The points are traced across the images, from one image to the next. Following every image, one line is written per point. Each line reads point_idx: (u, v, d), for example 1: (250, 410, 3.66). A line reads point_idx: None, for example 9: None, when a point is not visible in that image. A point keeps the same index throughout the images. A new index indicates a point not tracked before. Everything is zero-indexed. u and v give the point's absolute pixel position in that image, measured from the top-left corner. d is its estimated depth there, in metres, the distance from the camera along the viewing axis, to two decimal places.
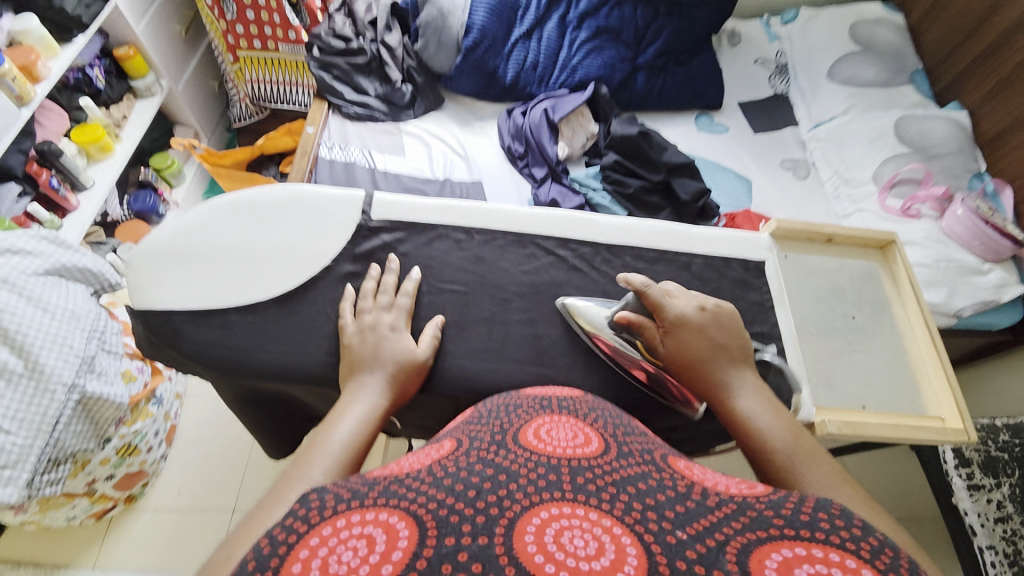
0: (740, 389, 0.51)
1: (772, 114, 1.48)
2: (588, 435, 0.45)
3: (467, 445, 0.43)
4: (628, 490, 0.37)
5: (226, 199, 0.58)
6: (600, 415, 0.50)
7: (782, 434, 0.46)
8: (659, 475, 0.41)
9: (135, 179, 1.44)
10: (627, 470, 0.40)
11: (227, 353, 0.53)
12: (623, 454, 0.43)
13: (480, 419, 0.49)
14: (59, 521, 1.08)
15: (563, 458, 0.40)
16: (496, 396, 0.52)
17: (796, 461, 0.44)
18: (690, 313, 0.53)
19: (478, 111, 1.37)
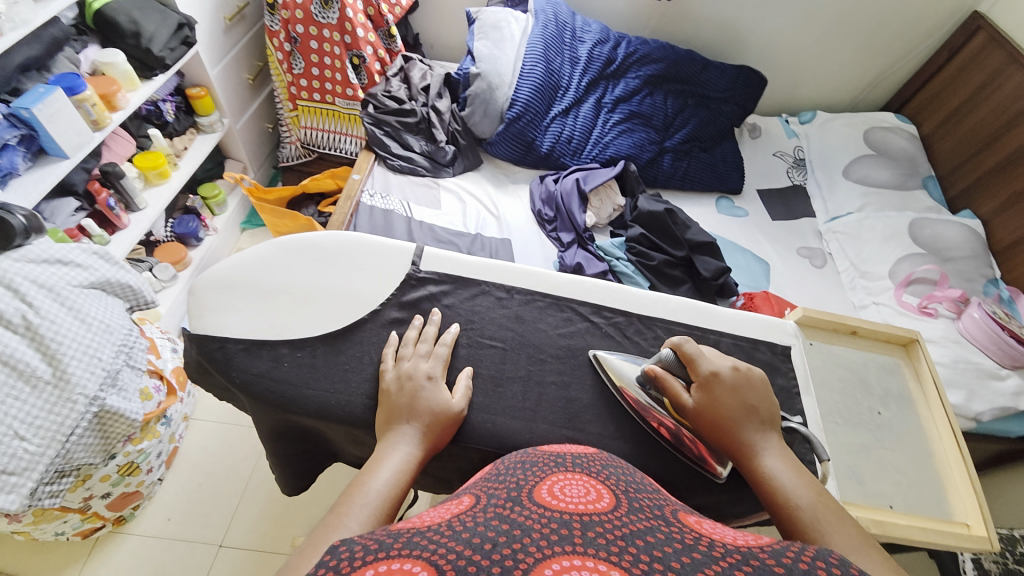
0: (763, 448, 0.52)
1: (791, 203, 1.55)
2: (599, 492, 0.43)
3: (480, 501, 0.40)
4: (640, 543, 0.34)
5: (290, 239, 0.63)
6: (612, 471, 0.48)
7: (806, 493, 0.48)
8: (670, 531, 0.38)
9: (183, 205, 1.52)
10: (638, 525, 0.37)
11: (272, 385, 0.55)
12: (636, 511, 0.40)
13: (494, 476, 0.47)
14: (46, 536, 1.04)
15: (575, 514, 0.38)
16: (511, 457, 0.52)
17: (821, 520, 0.45)
18: (726, 373, 0.55)
19: (513, 175, 1.46)
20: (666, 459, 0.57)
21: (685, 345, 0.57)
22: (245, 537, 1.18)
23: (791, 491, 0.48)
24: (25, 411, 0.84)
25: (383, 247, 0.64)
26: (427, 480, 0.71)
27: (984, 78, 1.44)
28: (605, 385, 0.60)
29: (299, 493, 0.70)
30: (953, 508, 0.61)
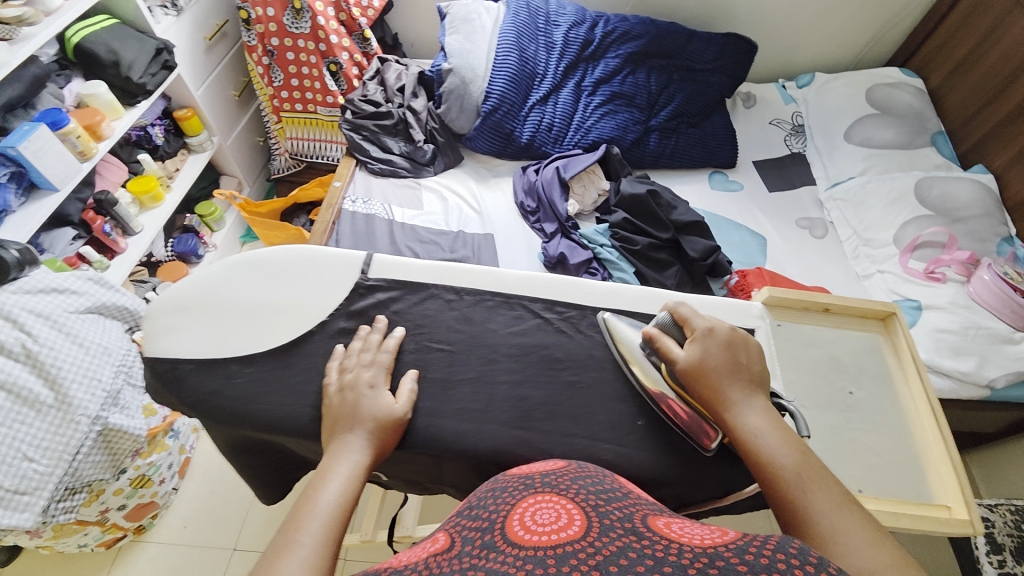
0: (750, 408, 0.50)
1: (788, 173, 1.48)
2: (571, 515, 0.40)
3: (454, 547, 0.39)
4: (615, 568, 0.33)
5: (242, 257, 0.64)
6: (581, 484, 0.46)
7: (787, 452, 0.47)
8: (645, 543, 0.36)
9: (181, 224, 1.57)
10: (613, 545, 0.36)
11: (223, 401, 0.56)
12: (608, 528, 0.38)
13: (463, 517, 0.45)
14: (70, 548, 1.11)
15: (549, 546, 0.36)
16: (482, 487, 0.50)
17: (804, 481, 0.45)
18: (722, 332, 0.55)
19: (495, 168, 1.45)
20: (626, 459, 0.55)
21: (681, 308, 0.58)
22: (256, 539, 1.23)
23: (776, 452, 0.47)
24: (31, 434, 0.90)
25: (335, 257, 0.65)
26: (398, 483, 0.72)
27: (991, 23, 1.34)
28: (558, 381, 0.59)
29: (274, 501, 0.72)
30: (935, 491, 0.61)
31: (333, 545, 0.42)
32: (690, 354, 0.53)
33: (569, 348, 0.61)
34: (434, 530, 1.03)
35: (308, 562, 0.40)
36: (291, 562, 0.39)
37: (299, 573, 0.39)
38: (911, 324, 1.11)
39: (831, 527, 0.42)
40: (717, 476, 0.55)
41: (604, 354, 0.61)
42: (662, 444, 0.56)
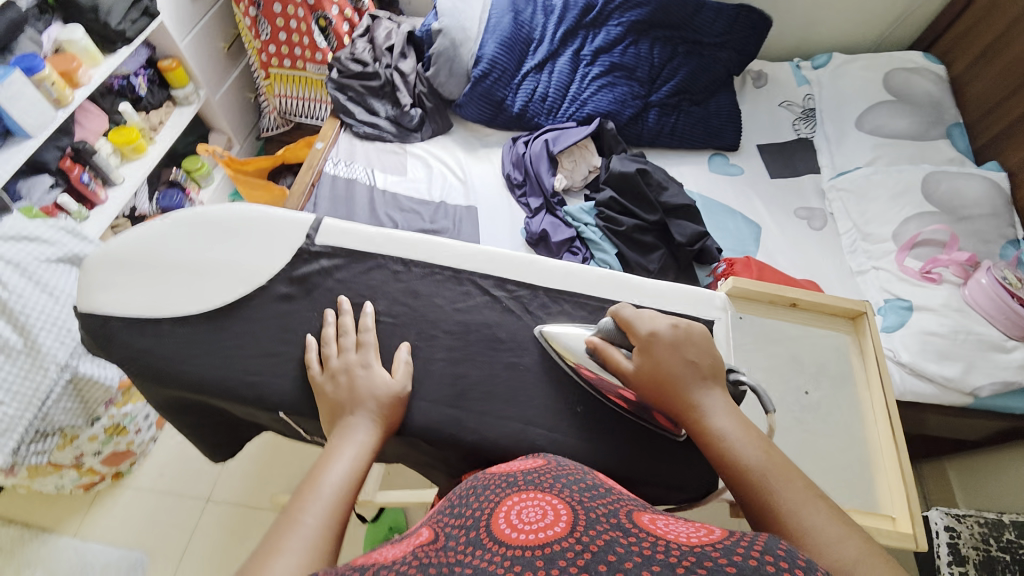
0: (711, 407, 0.48)
1: (793, 159, 1.41)
2: (558, 511, 0.38)
3: (438, 543, 0.38)
4: (603, 568, 0.31)
5: (185, 213, 0.62)
6: (564, 480, 0.44)
7: (753, 450, 0.46)
8: (631, 540, 0.34)
9: (166, 178, 1.54)
10: (599, 540, 0.34)
11: (153, 361, 0.55)
12: (596, 522, 0.36)
13: (448, 513, 0.43)
14: (48, 488, 1.12)
15: (538, 545, 0.34)
16: (463, 484, 0.48)
17: (772, 478, 0.44)
18: (665, 331, 0.51)
19: (484, 138, 1.40)
20: (556, 444, 0.53)
21: (622, 310, 0.54)
22: (232, 492, 1.22)
23: (741, 452, 0.45)
24: (0, 377, 0.89)
25: (281, 219, 0.62)
26: None
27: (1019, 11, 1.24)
28: (498, 362, 0.57)
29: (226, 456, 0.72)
30: (882, 499, 0.63)
31: (336, 528, 0.42)
32: (639, 361, 0.50)
33: (513, 328, 0.59)
34: (395, 499, 1.04)
35: (313, 543, 0.39)
36: (296, 543, 0.39)
37: (305, 555, 0.38)
38: (900, 324, 1.06)
39: (804, 525, 0.41)
40: (649, 467, 0.54)
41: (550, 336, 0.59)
42: (597, 432, 0.54)
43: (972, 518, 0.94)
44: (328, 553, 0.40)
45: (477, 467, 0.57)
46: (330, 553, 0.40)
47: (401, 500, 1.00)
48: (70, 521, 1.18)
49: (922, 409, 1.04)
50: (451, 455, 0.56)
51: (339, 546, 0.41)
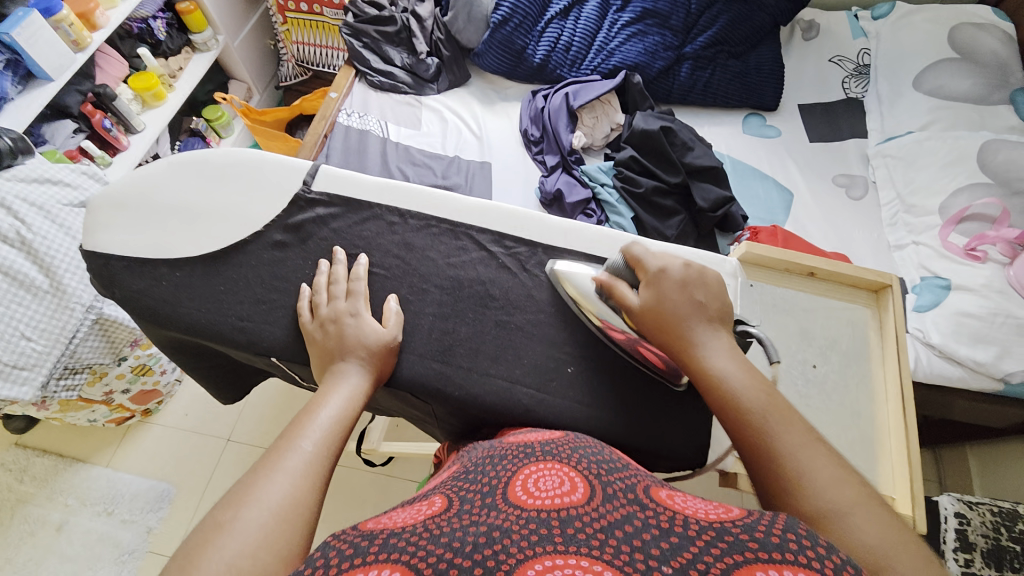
0: (713, 349, 0.46)
1: (837, 122, 1.29)
2: (575, 482, 0.38)
3: (453, 505, 0.36)
4: (620, 533, 0.31)
5: (185, 156, 0.61)
6: (583, 455, 0.43)
7: (755, 393, 0.43)
8: (649, 514, 0.33)
9: (187, 127, 1.55)
10: (616, 513, 0.33)
11: (151, 302, 0.56)
12: (613, 497, 0.36)
13: (463, 476, 0.42)
14: (81, 421, 1.20)
15: (553, 511, 0.34)
16: (479, 452, 0.46)
17: (772, 422, 0.42)
18: (675, 269, 0.50)
19: (503, 91, 1.34)
20: (542, 406, 0.52)
21: (633, 248, 0.52)
22: (248, 435, 1.29)
23: (740, 394, 0.43)
24: (29, 316, 0.93)
25: (278, 164, 0.61)
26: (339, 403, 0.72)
27: None
28: (488, 320, 0.55)
29: (237, 399, 0.75)
30: (883, 480, 0.60)
31: (332, 458, 0.42)
32: (644, 295, 0.49)
33: (507, 286, 0.57)
34: (398, 449, 1.07)
35: (309, 467, 0.39)
36: (293, 465, 0.39)
37: (302, 478, 0.38)
38: (933, 305, 0.99)
39: (801, 469, 0.39)
40: (637, 433, 0.52)
41: (545, 296, 0.57)
42: (585, 395, 0.53)
43: (986, 507, 0.91)
44: (323, 479, 0.39)
45: (464, 423, 0.56)
46: (325, 478, 0.40)
47: (404, 450, 1.04)
48: (104, 453, 1.27)
49: (947, 393, 0.98)
50: (439, 409, 0.56)
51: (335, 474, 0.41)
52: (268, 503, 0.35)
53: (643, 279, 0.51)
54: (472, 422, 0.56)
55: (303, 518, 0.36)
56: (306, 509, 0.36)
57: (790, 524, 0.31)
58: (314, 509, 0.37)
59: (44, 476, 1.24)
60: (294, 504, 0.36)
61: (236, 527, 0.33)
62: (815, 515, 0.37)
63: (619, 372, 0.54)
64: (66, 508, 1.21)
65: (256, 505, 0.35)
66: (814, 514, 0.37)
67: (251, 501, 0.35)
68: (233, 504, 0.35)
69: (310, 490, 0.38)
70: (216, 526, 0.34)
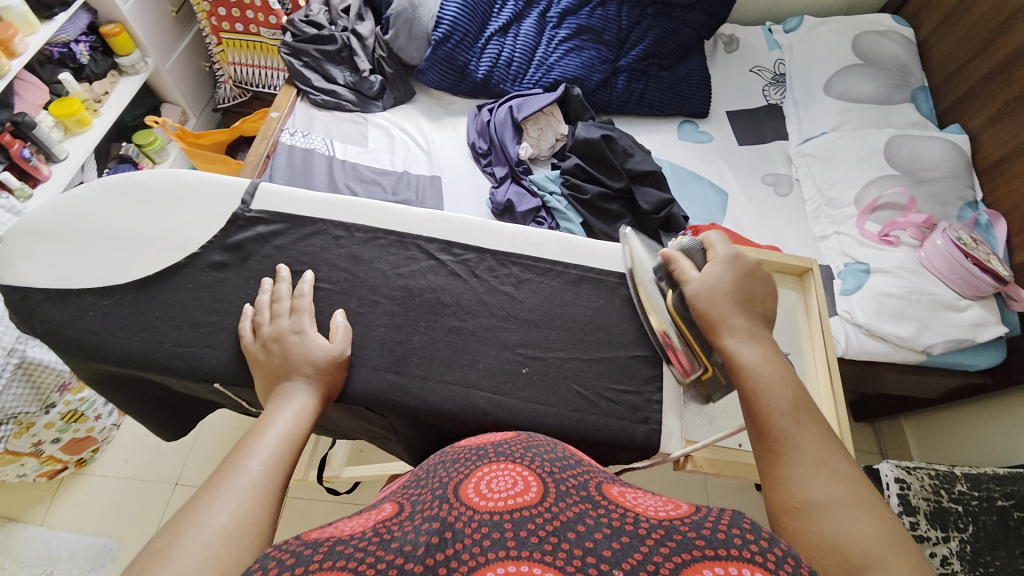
0: (751, 339, 0.51)
1: (761, 126, 1.40)
2: (528, 480, 0.39)
3: (403, 511, 0.36)
4: (572, 536, 0.32)
5: (114, 180, 0.59)
6: (536, 453, 0.44)
7: (778, 386, 0.48)
8: (601, 511, 0.35)
9: (117, 153, 1.46)
10: (569, 511, 0.35)
11: (77, 335, 0.52)
12: (566, 494, 0.37)
13: (412, 485, 0.42)
14: (9, 476, 1.08)
15: (505, 512, 0.35)
16: (429, 459, 0.46)
17: (790, 414, 0.46)
18: (742, 262, 0.54)
19: (449, 106, 1.36)
20: (500, 407, 0.53)
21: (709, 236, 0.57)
22: (199, 475, 1.21)
23: (768, 384, 0.48)
24: None
25: (214, 184, 0.60)
26: None
27: None
28: (441, 326, 0.56)
29: (181, 433, 0.70)
30: None
31: (282, 477, 0.40)
32: (703, 274, 0.53)
33: (457, 292, 0.57)
34: (361, 472, 1.04)
35: (255, 487, 0.38)
36: (240, 485, 0.37)
37: (252, 496, 0.37)
38: (857, 288, 1.07)
39: (805, 460, 0.44)
40: (593, 426, 0.53)
41: (495, 300, 0.58)
42: (541, 393, 0.54)
43: (923, 470, 0.91)
44: (274, 497, 0.38)
45: (422, 432, 0.56)
46: (277, 497, 0.39)
47: (368, 472, 1.01)
48: (36, 510, 1.15)
49: (878, 368, 1.07)
50: (396, 421, 0.55)
51: (286, 492, 0.40)
52: (212, 525, 0.34)
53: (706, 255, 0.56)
54: (430, 432, 0.56)
55: (255, 536, 0.35)
56: (257, 527, 0.35)
57: (736, 518, 0.33)
58: (268, 530, 0.36)
59: None
60: (241, 524, 0.35)
61: (173, 554, 0.32)
62: (788, 506, 0.42)
63: (572, 369, 0.55)
64: None
65: (200, 528, 0.33)
66: (786, 507, 0.42)
67: (195, 525, 0.34)
68: (174, 530, 0.33)
69: (259, 509, 0.37)
70: (152, 556, 0.32)
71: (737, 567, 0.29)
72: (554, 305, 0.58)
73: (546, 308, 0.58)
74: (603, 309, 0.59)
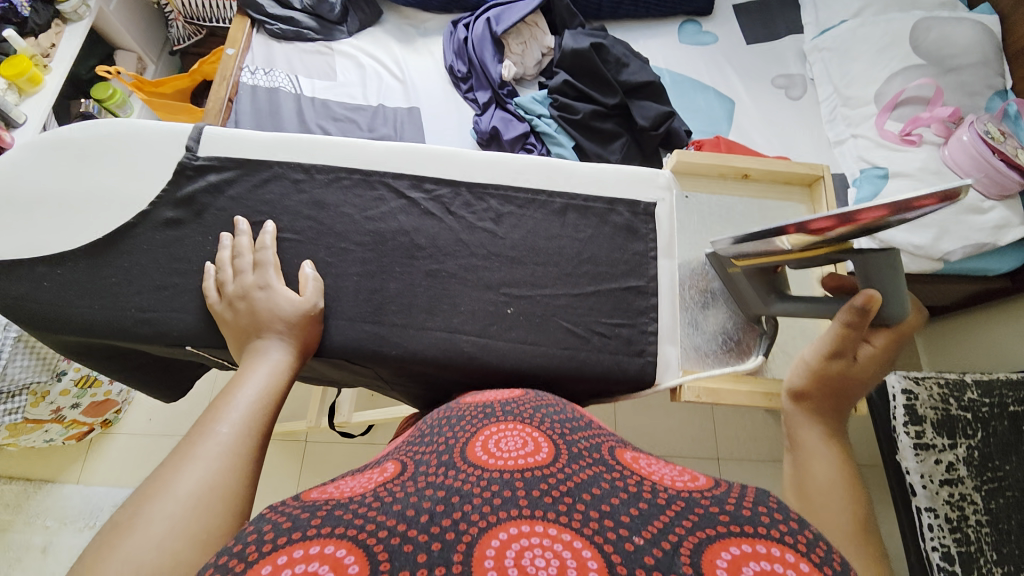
0: (823, 423, 0.42)
1: (772, 21, 1.24)
2: (538, 441, 0.37)
3: (407, 471, 0.34)
4: (588, 497, 0.31)
5: (44, 138, 0.53)
6: (546, 412, 0.41)
7: (835, 469, 0.39)
8: (615, 476, 0.33)
9: (76, 111, 1.35)
10: (583, 474, 0.33)
11: (37, 308, 0.50)
12: (579, 457, 0.35)
13: (416, 440, 0.39)
14: (37, 442, 1.10)
15: (515, 471, 0.33)
16: (434, 413, 0.43)
17: (836, 501, 0.37)
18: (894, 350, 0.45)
19: (421, 25, 1.23)
20: (486, 351, 0.50)
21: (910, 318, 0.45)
22: None
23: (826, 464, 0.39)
24: None
25: (153, 133, 0.54)
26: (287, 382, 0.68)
27: None
28: (418, 270, 0.52)
29: (181, 395, 0.70)
30: None
31: (256, 439, 0.39)
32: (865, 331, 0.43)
33: (433, 233, 0.53)
34: (371, 417, 1.06)
35: (227, 450, 0.36)
36: (208, 450, 0.36)
37: (221, 460, 0.36)
38: (873, 195, 0.99)
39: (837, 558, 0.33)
40: (586, 362, 0.51)
41: (475, 239, 0.53)
42: (529, 333, 0.51)
43: (932, 380, 0.89)
44: (246, 460, 0.37)
45: (411, 381, 0.54)
46: (251, 460, 0.37)
47: (378, 416, 1.02)
48: (71, 470, 1.18)
49: None
50: (382, 371, 0.53)
51: (261, 454, 0.39)
52: (179, 494, 0.33)
53: (879, 327, 0.45)
54: (419, 380, 0.54)
55: (227, 502, 0.33)
56: (229, 494, 0.34)
57: (760, 497, 0.31)
58: (240, 497, 0.34)
59: (12, 504, 1.16)
60: (211, 489, 0.34)
61: (143, 525, 0.31)
62: None
63: (560, 306, 0.52)
64: (47, 530, 1.13)
65: (169, 497, 0.32)
66: None
67: (162, 495, 0.32)
68: (145, 498, 0.32)
69: (230, 471, 0.35)
70: (116, 526, 0.31)
71: (766, 547, 0.27)
72: (538, 238, 0.54)
73: (530, 242, 0.53)
74: (592, 238, 0.54)
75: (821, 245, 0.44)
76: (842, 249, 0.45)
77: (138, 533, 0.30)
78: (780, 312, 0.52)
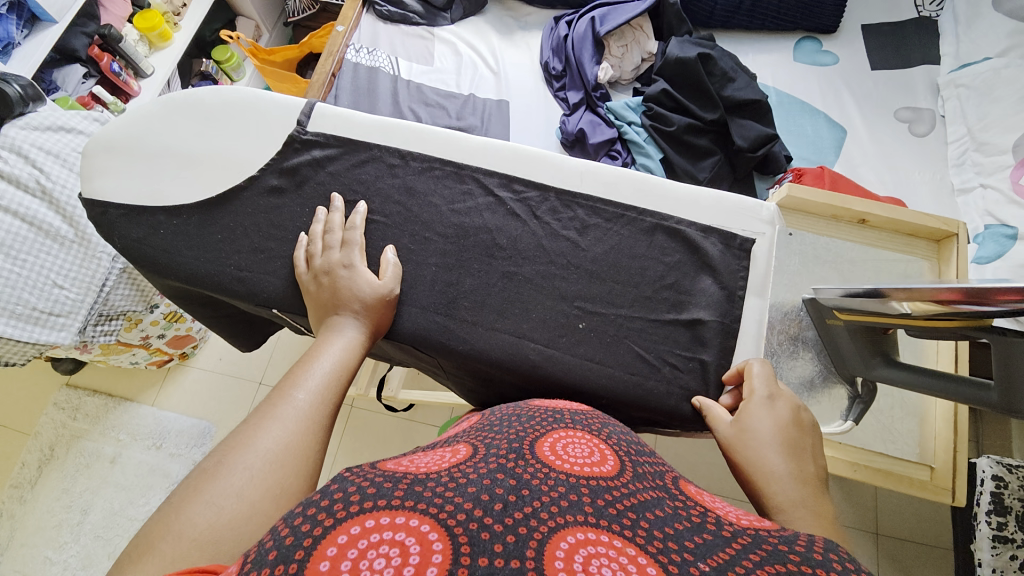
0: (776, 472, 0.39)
1: (906, 46, 1.12)
2: (604, 453, 0.35)
3: (478, 453, 0.32)
4: (652, 517, 0.29)
5: (179, 96, 0.58)
6: (613, 430, 0.39)
7: (788, 481, 0.38)
8: (679, 503, 0.32)
9: (198, 70, 1.48)
10: (646, 493, 0.31)
11: (150, 252, 0.54)
12: (643, 477, 0.33)
13: (485, 426, 0.37)
14: (124, 362, 1.20)
15: (581, 477, 0.31)
16: (503, 407, 0.41)
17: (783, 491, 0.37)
18: (784, 407, 0.43)
19: (523, 20, 1.22)
20: (551, 362, 0.49)
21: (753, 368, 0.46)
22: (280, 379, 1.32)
23: (774, 481, 0.38)
24: (56, 264, 0.81)
25: (270, 105, 0.57)
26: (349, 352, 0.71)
27: None
28: (495, 270, 0.52)
29: (254, 348, 0.75)
30: (926, 453, 0.63)
31: (329, 407, 0.40)
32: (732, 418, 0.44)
33: (515, 235, 0.52)
34: (416, 397, 1.08)
35: (307, 416, 0.38)
36: (287, 413, 0.38)
37: (297, 426, 0.37)
38: (996, 256, 0.88)
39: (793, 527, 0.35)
40: (653, 392, 0.49)
41: (556, 247, 0.52)
42: (597, 352, 0.49)
43: None
44: (322, 429, 0.39)
45: (469, 377, 0.54)
46: (324, 428, 0.39)
47: (423, 398, 1.05)
48: (148, 393, 1.31)
49: None
50: (444, 363, 0.53)
51: (334, 423, 0.40)
52: (260, 450, 0.34)
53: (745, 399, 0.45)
54: (478, 378, 0.54)
55: (304, 466, 0.35)
56: (306, 457, 0.36)
57: (832, 547, 0.27)
58: (314, 472, 0.36)
59: (92, 414, 1.29)
60: (289, 451, 0.35)
61: (230, 473, 0.33)
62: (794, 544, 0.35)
63: (634, 328, 0.50)
64: (117, 443, 1.26)
65: (251, 452, 0.34)
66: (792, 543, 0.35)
67: (246, 448, 0.34)
68: (232, 449, 0.34)
69: (308, 436, 0.37)
70: (203, 473, 0.33)
71: None
72: (621, 255, 0.52)
73: (612, 258, 0.52)
74: (679, 264, 0.51)
75: (952, 317, 0.40)
76: (978, 325, 0.40)
77: (225, 479, 0.32)
78: (881, 377, 0.49)
